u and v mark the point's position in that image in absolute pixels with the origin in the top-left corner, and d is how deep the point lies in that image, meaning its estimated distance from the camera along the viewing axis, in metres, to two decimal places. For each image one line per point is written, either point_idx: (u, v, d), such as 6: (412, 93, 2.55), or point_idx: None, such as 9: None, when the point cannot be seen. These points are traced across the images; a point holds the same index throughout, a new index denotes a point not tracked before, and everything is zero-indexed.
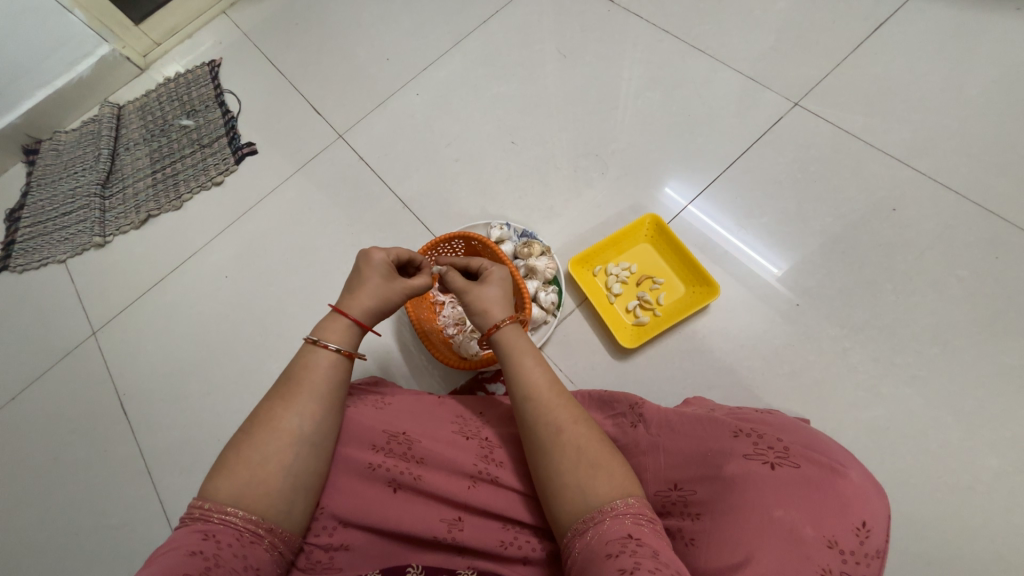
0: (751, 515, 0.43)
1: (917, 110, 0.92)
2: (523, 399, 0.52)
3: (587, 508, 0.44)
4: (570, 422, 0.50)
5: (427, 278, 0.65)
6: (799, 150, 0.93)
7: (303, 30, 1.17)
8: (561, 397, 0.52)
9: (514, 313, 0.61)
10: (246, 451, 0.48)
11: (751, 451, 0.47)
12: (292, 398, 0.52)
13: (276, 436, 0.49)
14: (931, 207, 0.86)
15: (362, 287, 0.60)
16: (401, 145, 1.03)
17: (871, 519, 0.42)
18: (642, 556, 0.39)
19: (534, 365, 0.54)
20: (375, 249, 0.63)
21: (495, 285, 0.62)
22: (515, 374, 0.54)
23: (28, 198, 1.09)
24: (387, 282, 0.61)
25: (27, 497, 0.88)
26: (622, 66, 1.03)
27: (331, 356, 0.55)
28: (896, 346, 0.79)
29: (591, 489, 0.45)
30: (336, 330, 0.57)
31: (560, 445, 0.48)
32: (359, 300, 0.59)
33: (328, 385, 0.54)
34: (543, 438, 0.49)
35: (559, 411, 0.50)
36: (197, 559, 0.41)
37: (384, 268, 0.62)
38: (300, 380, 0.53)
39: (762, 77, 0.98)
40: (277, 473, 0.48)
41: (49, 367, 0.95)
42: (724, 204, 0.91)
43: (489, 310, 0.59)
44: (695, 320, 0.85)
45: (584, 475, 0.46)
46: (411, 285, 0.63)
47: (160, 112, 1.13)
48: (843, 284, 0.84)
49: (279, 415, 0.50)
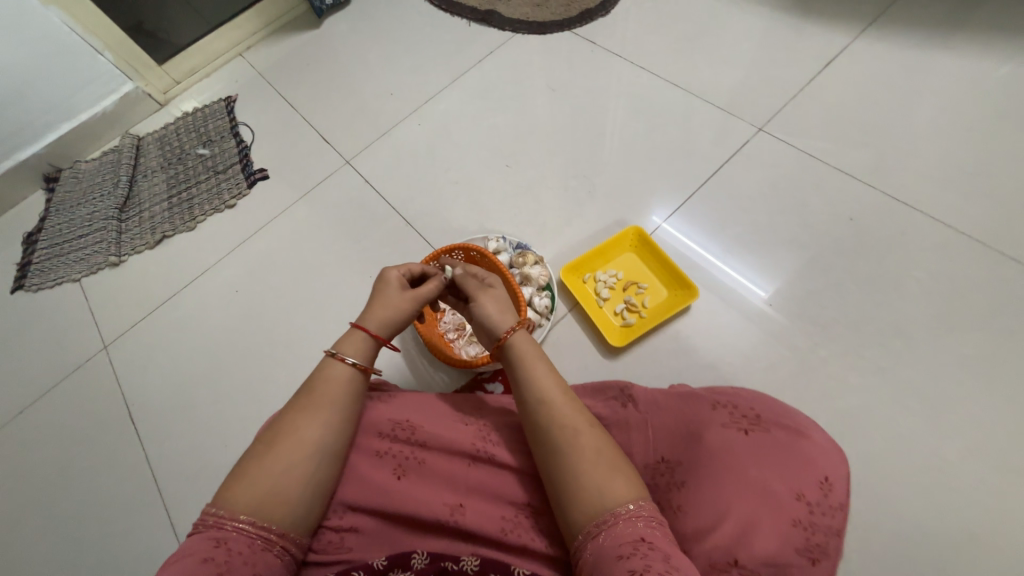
0: (730, 477, 0.48)
1: (868, 133, 1.03)
2: (537, 404, 0.55)
3: (601, 511, 0.47)
4: (584, 426, 0.53)
5: (438, 286, 0.69)
6: (766, 168, 1.02)
7: (313, 69, 1.28)
8: (571, 402, 0.55)
9: (520, 320, 0.65)
10: (266, 462, 0.51)
11: (728, 420, 0.52)
12: (314, 412, 0.54)
13: (296, 448, 0.51)
14: (886, 216, 0.95)
15: (379, 302, 0.64)
16: (404, 169, 1.12)
17: (834, 475, 0.48)
18: (653, 559, 0.42)
19: (546, 371, 0.57)
20: (391, 267, 0.68)
21: (497, 293, 0.68)
22: (525, 380, 0.57)
23: (47, 222, 1.15)
24: (401, 294, 0.65)
25: (31, 507, 0.89)
26: (605, 98, 1.14)
27: (348, 370, 0.58)
28: (861, 340, 0.86)
29: (607, 492, 0.48)
30: (355, 344, 0.60)
31: (577, 448, 0.51)
32: (377, 315, 0.63)
33: (348, 400, 0.56)
34: (557, 441, 0.52)
35: (572, 415, 0.53)
36: (209, 565, 0.44)
37: (399, 283, 0.67)
38: (321, 394, 0.55)
39: (730, 107, 1.09)
40: (293, 484, 0.50)
41: (59, 380, 0.98)
42: (701, 217, 1.00)
43: (501, 315, 0.64)
44: (677, 321, 0.91)
45: (602, 479, 0.49)
46: (423, 294, 0.67)
47: (178, 143, 1.21)
48: (812, 286, 0.91)
49: (301, 428, 0.53)
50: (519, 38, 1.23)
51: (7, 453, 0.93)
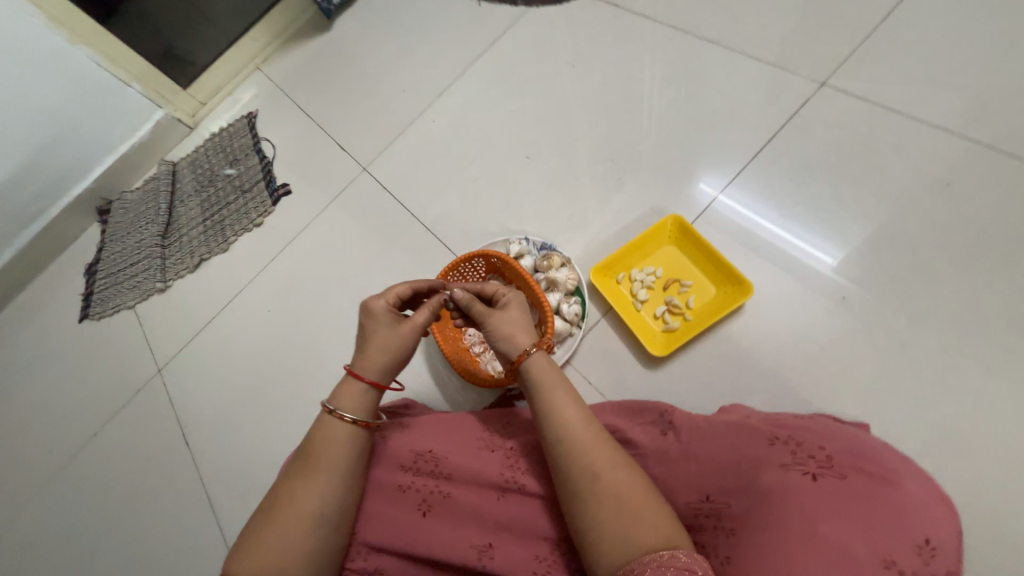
0: (791, 529, 0.39)
1: (965, 74, 0.84)
2: (555, 443, 0.49)
3: (625, 559, 0.41)
4: (607, 467, 0.46)
5: (431, 313, 0.60)
6: (832, 131, 0.87)
7: (328, 73, 1.25)
8: (599, 437, 0.48)
9: (539, 338, 0.58)
10: (265, 536, 0.48)
11: (790, 460, 0.44)
12: (311, 475, 0.51)
13: (296, 518, 0.49)
14: (990, 177, 0.78)
15: (370, 345, 0.57)
16: (422, 171, 1.07)
17: (936, 537, 0.38)
18: None
19: (567, 401, 0.51)
20: (374, 298, 0.60)
21: (515, 310, 0.60)
22: (545, 413, 0.50)
23: (103, 253, 1.21)
24: (392, 331, 0.58)
25: (110, 524, 0.96)
26: (634, 67, 1.01)
27: (347, 428, 0.54)
28: (965, 334, 0.73)
29: (631, 538, 0.41)
30: (351, 397, 0.55)
31: (597, 494, 0.45)
32: (371, 360, 0.57)
33: (349, 462, 0.53)
34: (577, 484, 0.46)
35: (597, 455, 0.47)
36: None
37: (388, 316, 0.59)
38: (319, 455, 0.52)
39: (785, 60, 0.93)
40: (296, 558, 0.47)
41: (124, 404, 1.05)
42: (754, 196, 0.87)
43: (515, 336, 0.57)
44: (729, 322, 0.81)
45: (623, 524, 0.42)
46: (418, 323, 0.59)
47: (208, 165, 1.23)
48: (895, 270, 0.78)
49: (300, 494, 0.50)
50: (535, 11, 1.12)
51: (86, 473, 1.01)
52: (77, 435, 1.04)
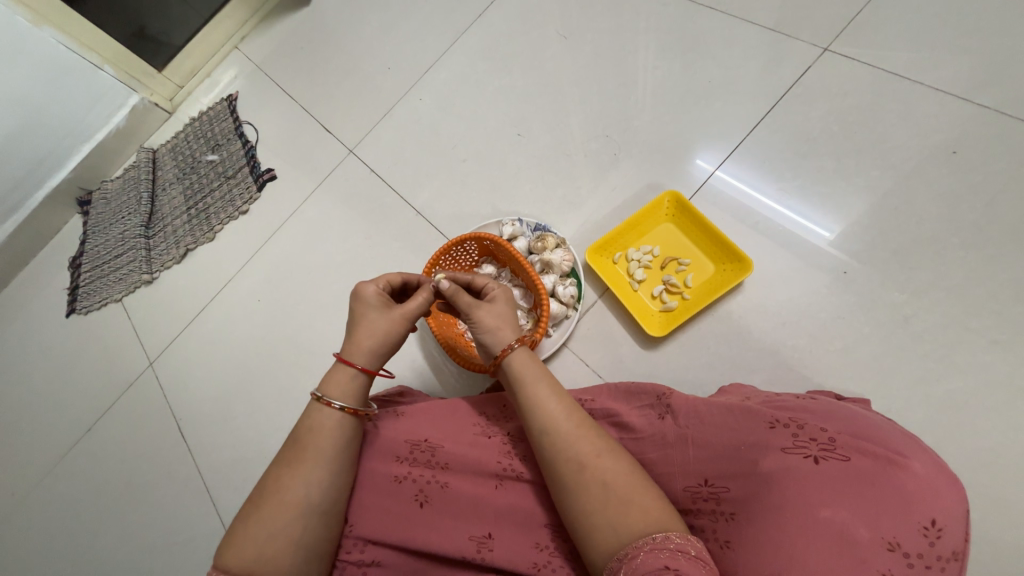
0: (793, 516, 0.38)
1: (975, 35, 0.80)
2: (542, 434, 0.47)
3: (619, 544, 0.40)
4: (595, 455, 0.45)
5: (427, 300, 0.59)
6: (834, 99, 0.84)
7: (310, 51, 1.19)
8: (586, 427, 0.47)
9: (523, 333, 0.56)
10: (254, 527, 0.47)
11: (790, 444, 0.42)
12: (298, 464, 0.50)
13: (284, 507, 0.48)
14: (1000, 144, 0.76)
15: (360, 330, 0.56)
16: (410, 152, 1.03)
17: (943, 517, 0.37)
18: None
19: (547, 394, 0.49)
20: (365, 283, 0.59)
21: (501, 303, 0.59)
22: (530, 404, 0.49)
23: (86, 244, 1.17)
24: (382, 315, 0.56)
25: (109, 517, 0.96)
26: (629, 36, 0.96)
27: (336, 416, 0.52)
28: (970, 308, 0.71)
29: (622, 524, 0.41)
30: (340, 384, 0.54)
31: (587, 481, 0.43)
32: (360, 345, 0.55)
33: (337, 449, 0.51)
34: (566, 474, 0.45)
35: (581, 443, 0.45)
36: None
37: (378, 301, 0.58)
38: (306, 444, 0.51)
39: (786, 26, 0.89)
40: (285, 547, 0.47)
41: (117, 398, 1.03)
42: (753, 170, 0.85)
43: (499, 330, 0.55)
44: (728, 300, 0.80)
45: (614, 512, 0.41)
46: (408, 310, 0.57)
47: (189, 151, 1.19)
48: (898, 243, 0.76)
49: (287, 485, 0.49)
50: None
51: (83, 468, 1.00)
52: (72, 430, 1.03)
